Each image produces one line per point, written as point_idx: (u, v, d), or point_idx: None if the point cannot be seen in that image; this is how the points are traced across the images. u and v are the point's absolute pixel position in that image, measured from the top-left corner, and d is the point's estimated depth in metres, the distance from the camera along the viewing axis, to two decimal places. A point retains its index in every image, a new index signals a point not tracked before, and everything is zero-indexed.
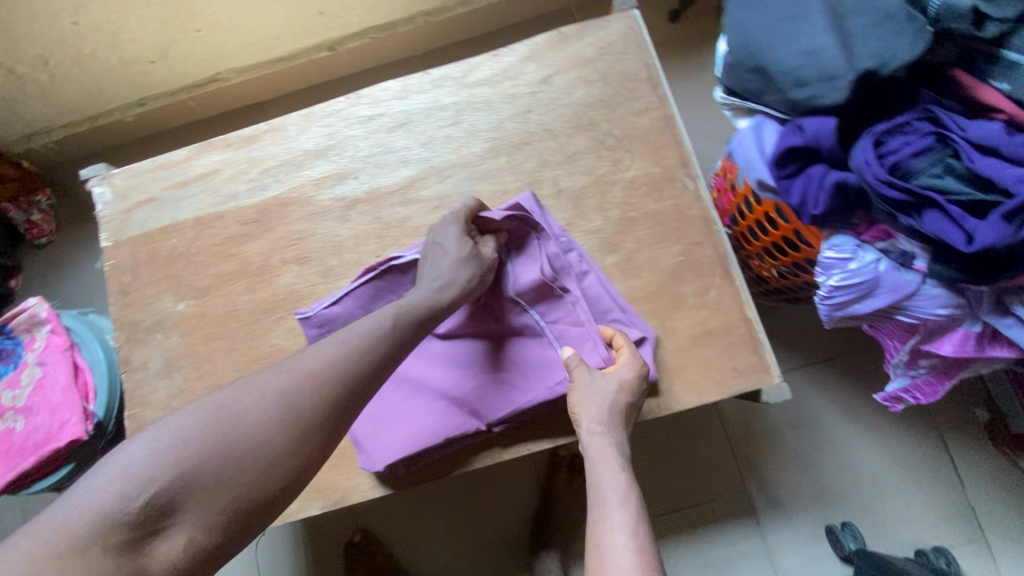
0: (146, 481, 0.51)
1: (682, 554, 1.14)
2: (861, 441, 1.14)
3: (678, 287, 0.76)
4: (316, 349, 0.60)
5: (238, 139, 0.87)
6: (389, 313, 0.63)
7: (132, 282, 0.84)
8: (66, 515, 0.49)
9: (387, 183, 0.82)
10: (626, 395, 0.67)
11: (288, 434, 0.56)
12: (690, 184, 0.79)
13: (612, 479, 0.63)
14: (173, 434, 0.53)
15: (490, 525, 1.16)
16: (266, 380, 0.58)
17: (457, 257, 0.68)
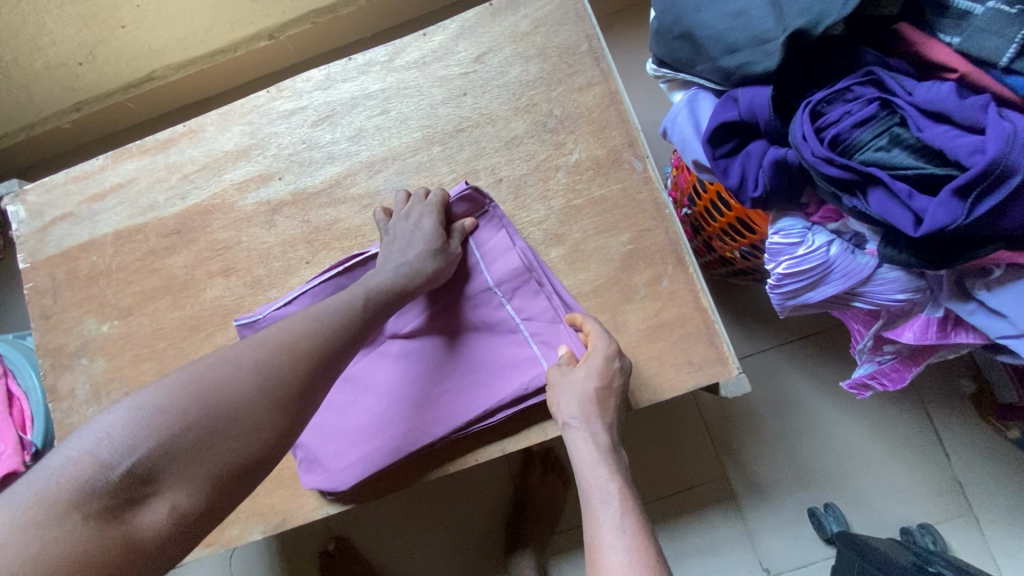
0: (125, 449, 0.47)
1: (668, 542, 1.11)
2: (843, 419, 1.11)
3: (628, 278, 0.71)
4: (296, 317, 0.58)
5: (154, 144, 0.80)
6: (359, 290, 0.62)
7: (53, 304, 0.79)
8: (36, 488, 0.44)
9: (313, 183, 0.76)
10: (600, 382, 0.61)
11: (273, 399, 0.52)
12: (638, 164, 0.72)
13: (597, 480, 0.59)
14: (150, 401, 0.49)
15: (466, 525, 1.13)
16: (244, 347, 0.54)
17: (428, 247, 0.66)
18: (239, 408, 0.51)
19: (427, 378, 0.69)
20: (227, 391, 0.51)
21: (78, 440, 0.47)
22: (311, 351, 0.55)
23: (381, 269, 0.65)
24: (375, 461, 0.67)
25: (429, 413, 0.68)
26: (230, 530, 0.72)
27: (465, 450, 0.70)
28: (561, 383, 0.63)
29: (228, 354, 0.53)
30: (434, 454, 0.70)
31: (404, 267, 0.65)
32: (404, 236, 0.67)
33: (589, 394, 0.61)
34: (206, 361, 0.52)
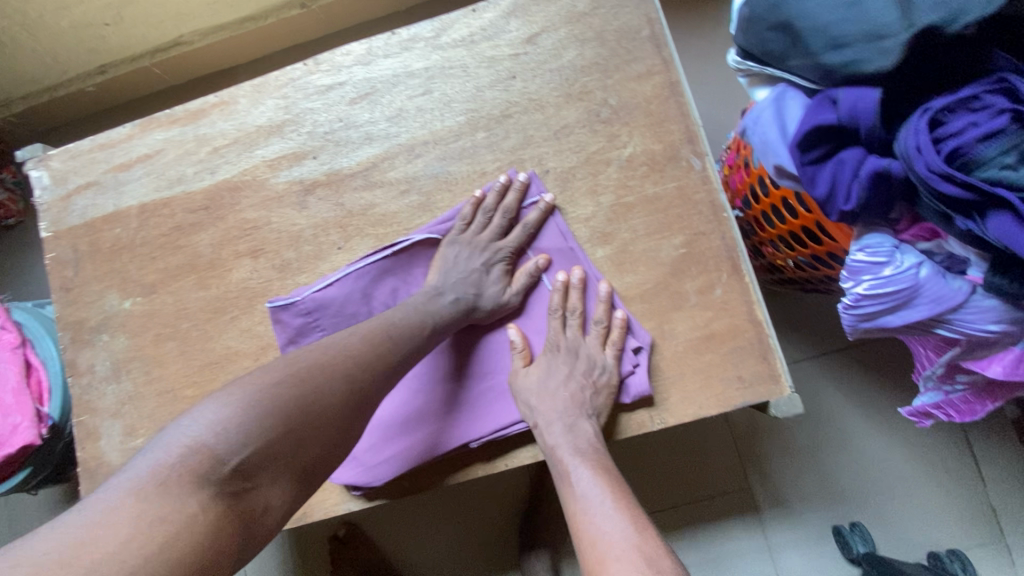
0: (236, 442, 0.47)
1: (684, 549, 1.08)
2: (878, 437, 1.07)
3: (679, 283, 0.66)
4: (376, 322, 0.60)
5: (184, 114, 0.76)
6: (428, 316, 0.62)
7: (74, 277, 0.76)
8: (154, 475, 0.44)
9: (349, 164, 0.73)
10: (549, 380, 0.64)
11: (360, 408, 0.55)
12: (697, 163, 0.67)
13: (575, 478, 0.59)
14: (257, 396, 0.50)
15: (478, 521, 1.12)
16: (334, 350, 0.56)
17: (490, 294, 0.66)
18: (334, 414, 0.53)
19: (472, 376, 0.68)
20: (324, 397, 0.53)
21: (186, 432, 0.47)
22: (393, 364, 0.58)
23: (440, 293, 0.65)
24: (409, 460, 0.64)
25: (469, 413, 0.66)
26: None
27: (495, 454, 0.66)
28: (522, 392, 0.64)
29: (322, 358, 0.54)
30: (462, 456, 0.67)
31: (461, 302, 0.65)
32: (467, 262, 0.66)
33: (549, 391, 0.63)
34: (303, 362, 0.54)
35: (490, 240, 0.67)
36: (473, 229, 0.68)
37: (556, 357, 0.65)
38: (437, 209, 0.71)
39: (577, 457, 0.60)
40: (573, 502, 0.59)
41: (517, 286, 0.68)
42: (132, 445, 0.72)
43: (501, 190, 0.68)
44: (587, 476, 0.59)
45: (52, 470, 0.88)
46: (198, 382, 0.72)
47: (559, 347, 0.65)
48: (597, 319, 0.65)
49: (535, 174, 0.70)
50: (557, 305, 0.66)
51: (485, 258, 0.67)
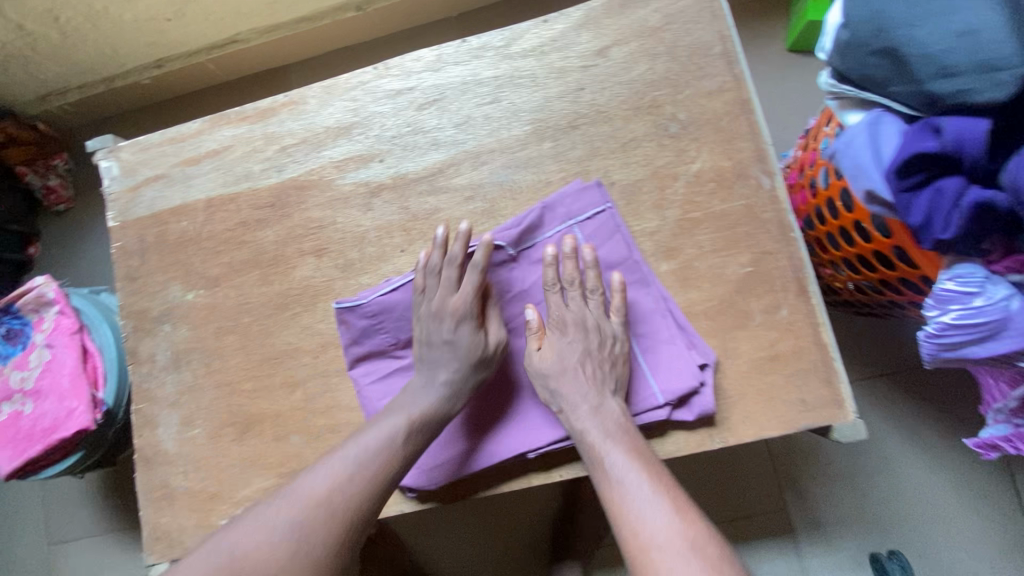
0: None
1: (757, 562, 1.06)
2: (919, 465, 1.04)
3: (744, 302, 0.66)
4: (328, 464, 0.59)
5: (253, 112, 0.78)
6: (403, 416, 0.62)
7: (140, 267, 0.78)
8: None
9: (415, 168, 0.73)
10: (567, 362, 0.63)
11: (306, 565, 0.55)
12: (766, 182, 0.67)
13: (608, 463, 0.59)
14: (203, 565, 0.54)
15: (508, 526, 1.12)
16: (280, 507, 0.57)
17: (470, 352, 0.64)
18: (274, 572, 0.54)
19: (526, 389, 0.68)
20: (265, 560, 0.54)
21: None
22: (343, 510, 0.58)
23: (422, 386, 0.64)
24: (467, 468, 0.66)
25: (525, 424, 0.66)
26: None
27: (551, 464, 0.66)
28: (540, 376, 0.64)
29: (266, 516, 0.57)
30: (517, 464, 0.67)
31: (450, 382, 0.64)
32: (435, 332, 0.65)
33: (569, 372, 0.63)
34: (251, 526, 0.56)
35: (452, 294, 0.65)
36: (428, 292, 0.66)
37: (568, 338, 0.64)
38: (500, 216, 0.71)
39: (609, 443, 0.60)
40: (606, 486, 0.59)
41: (492, 329, 0.66)
42: (189, 435, 0.73)
43: (442, 247, 0.65)
44: (620, 461, 0.59)
45: (102, 453, 0.90)
46: (257, 376, 0.72)
47: (567, 324, 0.65)
48: (592, 288, 0.65)
49: (604, 184, 0.69)
50: (553, 279, 0.65)
51: (449, 320, 0.64)
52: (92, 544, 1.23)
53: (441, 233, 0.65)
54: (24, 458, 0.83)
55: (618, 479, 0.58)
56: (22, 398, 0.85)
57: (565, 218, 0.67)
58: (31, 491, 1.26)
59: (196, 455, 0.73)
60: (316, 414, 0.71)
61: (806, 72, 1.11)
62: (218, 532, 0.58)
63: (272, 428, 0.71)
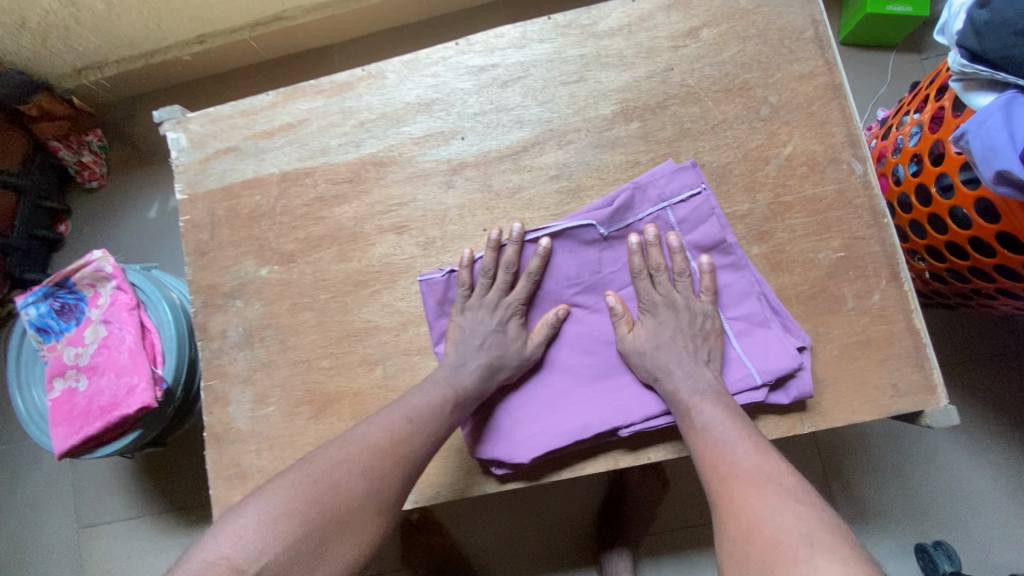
0: (257, 551, 0.51)
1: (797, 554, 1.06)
2: (963, 456, 1.03)
3: (836, 287, 0.66)
4: (388, 414, 0.62)
5: (330, 86, 0.76)
6: (450, 386, 0.64)
7: (210, 240, 0.76)
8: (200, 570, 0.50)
9: (498, 146, 0.72)
10: (663, 333, 0.64)
11: (377, 499, 0.58)
12: (858, 167, 0.67)
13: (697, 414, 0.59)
14: (275, 500, 0.55)
15: (553, 515, 1.11)
16: (345, 450, 0.59)
17: (508, 349, 0.66)
18: (350, 505, 0.56)
19: (597, 372, 0.67)
20: (339, 493, 0.56)
21: (214, 544, 0.52)
22: (409, 452, 0.60)
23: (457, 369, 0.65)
24: (523, 444, 0.64)
25: (606, 404, 0.65)
26: None
27: (640, 445, 0.66)
28: (633, 353, 0.64)
29: (331, 458, 0.58)
30: (604, 445, 0.66)
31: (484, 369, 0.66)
32: (480, 326, 0.67)
33: (661, 342, 0.64)
34: (318, 465, 0.58)
35: (502, 295, 0.68)
36: (480, 289, 0.68)
37: (662, 318, 0.65)
38: (585, 196, 0.70)
39: (698, 396, 0.60)
40: (700, 440, 0.58)
41: (536, 340, 0.67)
42: (262, 413, 0.72)
43: (495, 247, 0.67)
44: (710, 412, 0.59)
45: (156, 434, 0.88)
46: (335, 354, 0.71)
47: (658, 306, 0.65)
48: (682, 271, 0.65)
49: (698, 165, 0.69)
50: (641, 266, 0.66)
51: (497, 317, 0.68)
52: (124, 529, 1.20)
53: (493, 235, 0.67)
54: (80, 435, 0.81)
55: (708, 428, 0.58)
56: (77, 374, 0.83)
57: (658, 200, 0.67)
58: (58, 474, 1.23)
59: (269, 433, 0.71)
60: (397, 392, 0.70)
61: (859, 67, 1.11)
62: (277, 476, 0.58)
63: (351, 406, 0.70)
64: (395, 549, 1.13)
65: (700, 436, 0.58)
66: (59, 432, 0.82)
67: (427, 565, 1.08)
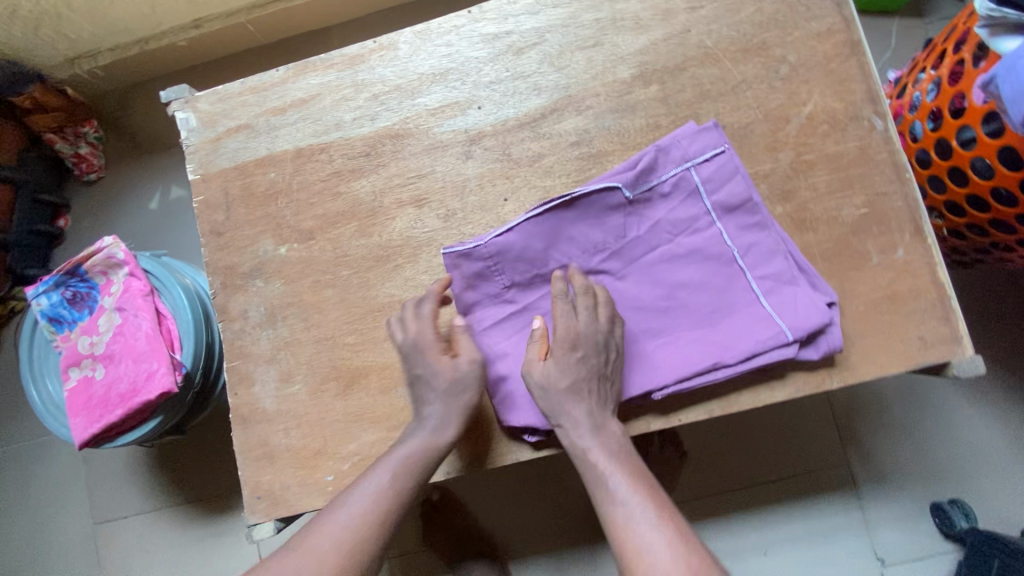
0: None
1: (812, 515, 1.07)
2: (976, 416, 1.05)
3: (860, 243, 0.66)
4: (333, 512, 0.61)
5: (341, 59, 0.75)
6: (393, 466, 0.63)
7: (226, 221, 0.75)
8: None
9: (516, 114, 0.71)
10: (575, 375, 0.62)
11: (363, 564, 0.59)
12: (878, 123, 0.67)
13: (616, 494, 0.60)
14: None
15: (572, 492, 1.12)
16: (295, 560, 0.58)
17: (449, 388, 0.64)
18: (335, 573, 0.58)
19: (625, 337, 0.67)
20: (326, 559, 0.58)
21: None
22: (362, 548, 0.59)
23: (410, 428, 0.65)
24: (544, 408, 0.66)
25: (638, 369, 0.65)
26: None
27: (671, 408, 0.66)
28: (537, 387, 0.63)
29: (324, 523, 0.60)
30: (634, 408, 0.67)
31: (434, 419, 0.64)
32: (416, 370, 0.65)
33: (569, 386, 0.62)
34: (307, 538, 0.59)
35: (428, 336, 0.65)
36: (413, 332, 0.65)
37: (574, 355, 0.62)
38: (607, 161, 0.70)
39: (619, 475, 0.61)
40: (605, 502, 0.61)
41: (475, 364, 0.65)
42: (289, 391, 0.71)
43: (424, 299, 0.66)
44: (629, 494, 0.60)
45: (176, 420, 0.87)
46: (360, 330, 0.71)
47: (573, 338, 0.63)
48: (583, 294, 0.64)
49: (721, 125, 0.68)
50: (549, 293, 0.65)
51: (426, 359, 0.64)
52: (141, 523, 1.19)
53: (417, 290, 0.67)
54: (101, 424, 0.80)
55: (625, 511, 0.59)
56: (93, 363, 0.82)
57: (681, 160, 0.67)
58: (70, 471, 1.21)
59: (297, 412, 0.71)
60: None
61: (868, 29, 1.10)
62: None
63: (379, 380, 0.70)
64: (417, 530, 1.13)
65: (617, 518, 0.59)
66: (78, 422, 0.81)
67: (449, 546, 1.08)
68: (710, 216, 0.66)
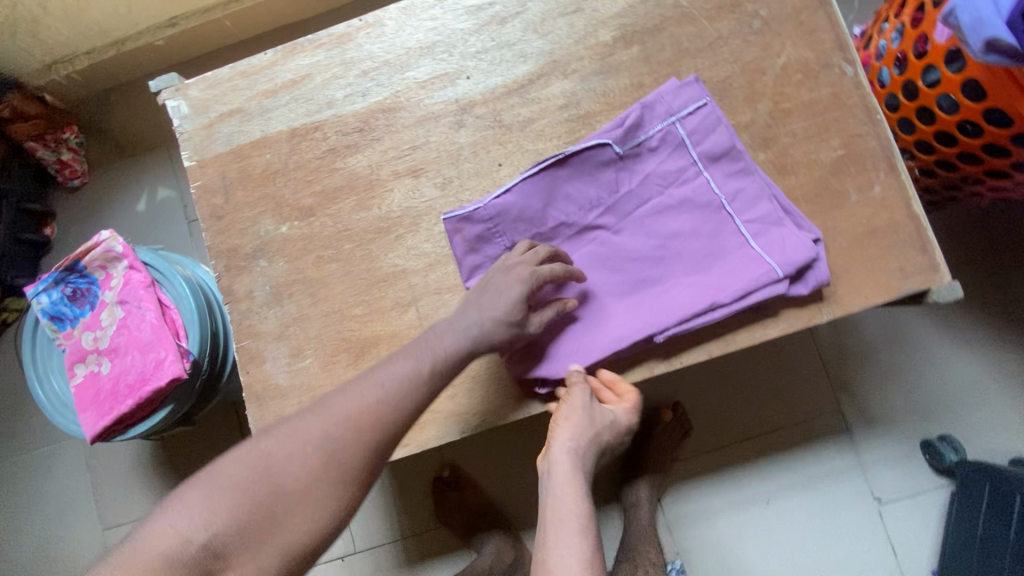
0: (201, 524, 0.52)
1: (810, 463, 1.11)
2: (958, 354, 1.10)
3: (839, 182, 0.70)
4: (361, 385, 0.59)
5: (329, 38, 0.76)
6: (426, 358, 0.60)
7: (225, 205, 0.76)
8: (127, 561, 0.50)
9: (504, 81, 0.73)
10: (609, 433, 0.65)
11: (339, 475, 0.56)
12: (848, 69, 0.71)
13: (564, 533, 0.60)
14: (229, 475, 0.55)
15: None
16: (311, 421, 0.57)
17: (506, 315, 0.63)
18: (308, 480, 0.55)
19: (624, 288, 0.69)
20: (295, 464, 0.55)
21: (169, 515, 0.53)
22: (375, 426, 0.57)
23: (453, 326, 0.62)
24: (573, 355, 0.68)
25: (641, 314, 0.67)
26: (427, 430, 0.71)
27: (673, 351, 0.69)
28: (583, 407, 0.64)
29: (297, 430, 0.57)
30: (639, 355, 0.70)
31: (472, 330, 0.62)
32: (495, 284, 0.64)
33: (591, 432, 0.64)
34: (276, 442, 0.56)
35: (528, 266, 0.64)
36: (515, 260, 0.65)
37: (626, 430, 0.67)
38: (594, 121, 0.72)
39: (579, 520, 0.60)
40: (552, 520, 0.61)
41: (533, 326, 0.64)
42: (301, 365, 0.73)
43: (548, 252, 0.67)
44: (572, 541, 0.59)
45: (186, 409, 0.88)
46: (366, 302, 0.72)
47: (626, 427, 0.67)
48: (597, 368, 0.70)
49: (701, 80, 0.71)
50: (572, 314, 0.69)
51: (511, 281, 0.63)
52: None
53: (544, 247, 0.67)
54: (111, 416, 0.80)
55: (557, 550, 0.58)
56: (98, 358, 0.82)
57: (666, 115, 0.69)
58: (74, 478, 1.20)
59: (310, 385, 0.72)
60: None
61: None
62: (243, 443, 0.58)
63: (389, 348, 0.71)
64: (429, 509, 1.15)
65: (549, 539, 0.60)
66: (88, 417, 0.82)
67: (462, 520, 1.10)
68: (697, 166, 0.69)
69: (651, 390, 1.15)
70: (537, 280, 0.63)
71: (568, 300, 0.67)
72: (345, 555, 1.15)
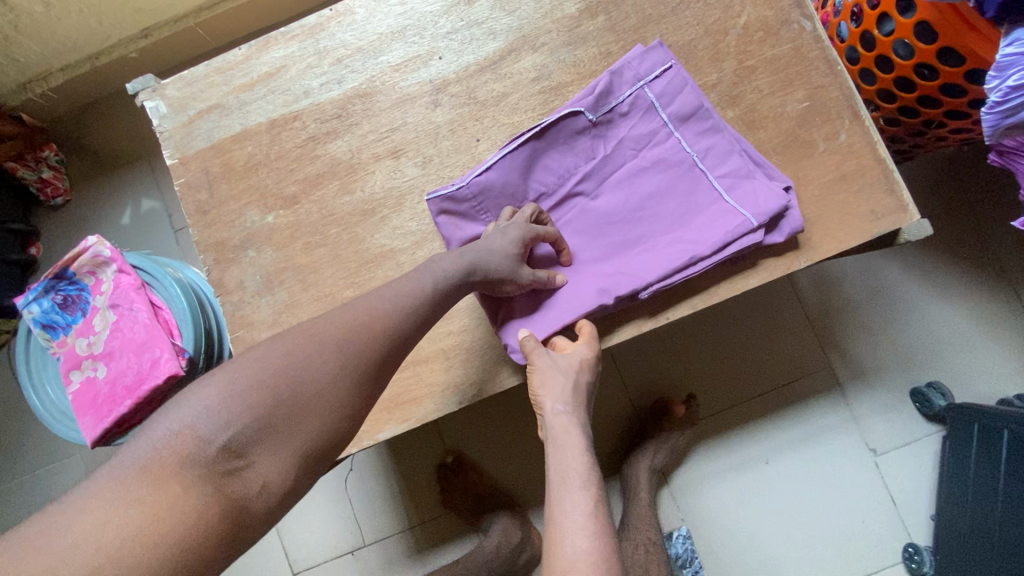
0: (222, 423, 0.49)
1: (805, 421, 1.13)
2: (938, 303, 1.12)
3: (807, 133, 0.72)
4: (368, 299, 0.59)
5: (301, 30, 0.77)
6: (425, 278, 0.61)
7: (210, 199, 0.77)
8: (136, 464, 0.46)
9: (476, 59, 0.75)
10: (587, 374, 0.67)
11: (351, 373, 0.54)
12: (807, 24, 0.73)
13: (569, 492, 0.61)
14: (240, 375, 0.51)
15: None
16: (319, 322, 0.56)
17: (501, 249, 0.64)
18: (325, 382, 0.53)
19: (609, 251, 0.71)
20: (307, 364, 0.53)
21: (179, 413, 0.49)
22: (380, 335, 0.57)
23: (450, 254, 0.63)
24: (568, 303, 0.69)
25: (624, 271, 0.69)
26: (425, 404, 0.72)
27: (658, 309, 0.71)
28: (557, 367, 0.66)
29: (306, 330, 0.55)
30: (625, 314, 0.72)
31: (470, 258, 0.63)
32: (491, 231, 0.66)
33: (568, 387, 0.66)
34: (289, 340, 0.54)
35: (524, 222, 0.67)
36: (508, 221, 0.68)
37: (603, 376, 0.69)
38: (567, 92, 0.74)
39: (581, 476, 0.62)
40: (557, 484, 0.62)
41: (526, 273, 0.66)
42: None
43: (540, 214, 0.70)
44: (578, 495, 0.61)
45: None
46: (356, 283, 0.74)
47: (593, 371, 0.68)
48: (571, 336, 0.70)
49: (665, 44, 0.73)
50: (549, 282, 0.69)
51: (507, 229, 0.66)
52: None
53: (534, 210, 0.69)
54: (111, 419, 0.80)
55: (565, 511, 0.60)
56: (94, 362, 0.83)
57: (635, 80, 0.71)
58: None
59: None
60: None
61: None
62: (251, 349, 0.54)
63: None
64: (434, 496, 1.16)
65: (556, 501, 0.62)
66: (87, 421, 0.82)
67: (467, 502, 1.11)
68: (668, 128, 0.71)
69: (646, 361, 1.17)
70: (532, 235, 0.66)
71: (556, 275, 0.69)
72: (355, 548, 1.15)
